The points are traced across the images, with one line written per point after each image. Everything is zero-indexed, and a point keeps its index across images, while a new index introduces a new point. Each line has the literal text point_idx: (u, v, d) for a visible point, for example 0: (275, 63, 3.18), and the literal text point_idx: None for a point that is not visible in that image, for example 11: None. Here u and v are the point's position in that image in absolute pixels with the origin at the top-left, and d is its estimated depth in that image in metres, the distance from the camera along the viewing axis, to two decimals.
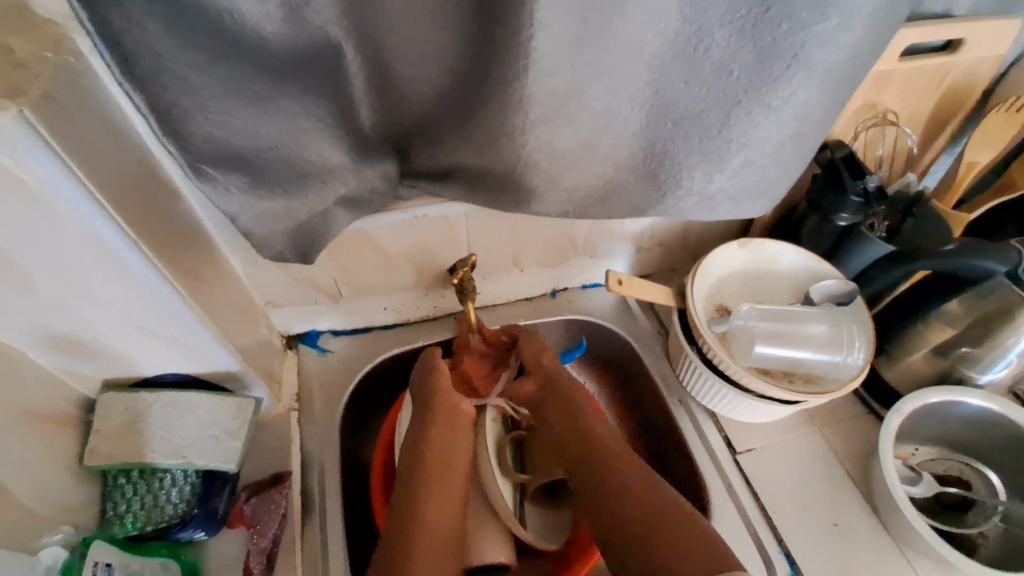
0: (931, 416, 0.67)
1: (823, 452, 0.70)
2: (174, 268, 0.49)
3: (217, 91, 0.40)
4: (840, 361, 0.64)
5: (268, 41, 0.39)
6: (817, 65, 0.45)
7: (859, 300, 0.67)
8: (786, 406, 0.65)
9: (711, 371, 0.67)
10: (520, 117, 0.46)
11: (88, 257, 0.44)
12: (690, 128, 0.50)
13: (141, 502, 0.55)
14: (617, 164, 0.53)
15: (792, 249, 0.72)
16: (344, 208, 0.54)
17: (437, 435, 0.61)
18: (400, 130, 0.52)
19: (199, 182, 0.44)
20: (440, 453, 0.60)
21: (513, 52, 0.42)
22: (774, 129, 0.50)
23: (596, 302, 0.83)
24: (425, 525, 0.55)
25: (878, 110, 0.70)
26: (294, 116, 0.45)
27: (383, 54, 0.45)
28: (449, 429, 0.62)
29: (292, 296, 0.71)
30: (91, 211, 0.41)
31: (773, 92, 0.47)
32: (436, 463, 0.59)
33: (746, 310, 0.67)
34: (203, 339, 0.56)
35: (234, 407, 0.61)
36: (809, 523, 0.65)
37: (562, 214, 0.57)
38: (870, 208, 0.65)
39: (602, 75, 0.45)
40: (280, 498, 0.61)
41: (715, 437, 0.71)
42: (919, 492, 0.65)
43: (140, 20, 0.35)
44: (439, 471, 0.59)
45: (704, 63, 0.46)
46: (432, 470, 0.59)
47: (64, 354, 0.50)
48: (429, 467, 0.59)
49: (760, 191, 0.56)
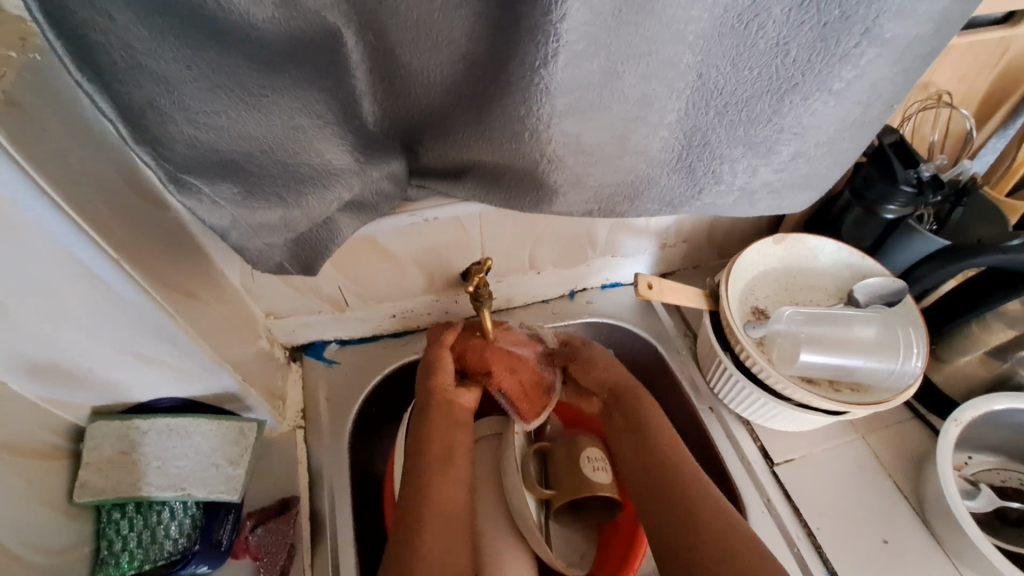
0: (990, 424, 0.62)
1: (867, 463, 0.66)
2: (163, 286, 0.44)
3: (202, 90, 0.34)
4: (895, 369, 0.59)
5: (260, 29, 0.34)
6: (890, 41, 0.40)
7: (909, 300, 0.62)
8: (830, 417, 0.60)
9: (748, 380, 0.62)
10: (546, 108, 0.40)
11: (66, 282, 0.39)
12: (736, 116, 0.45)
13: (138, 540, 0.51)
14: (652, 159, 0.48)
15: (832, 244, 0.66)
16: (348, 214, 0.49)
17: (442, 458, 0.58)
18: (409, 125, 0.47)
19: (181, 196, 0.39)
20: (439, 463, 0.58)
21: (538, 34, 0.36)
22: (834, 115, 0.44)
23: (618, 303, 0.79)
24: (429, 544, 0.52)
25: (930, 91, 0.65)
26: (291, 114, 0.39)
27: (388, 40, 0.39)
28: (446, 415, 0.61)
29: (295, 306, 0.66)
30: (71, 237, 0.37)
31: (836, 74, 0.41)
32: (439, 487, 0.56)
33: (789, 314, 0.62)
34: (200, 362, 0.51)
35: (236, 432, 0.57)
36: (856, 541, 0.61)
37: (585, 212, 0.52)
38: (923, 199, 0.59)
39: (639, 59, 0.39)
40: (288, 527, 0.58)
41: (750, 448, 0.66)
42: (977, 505, 0.61)
43: (104, 6, 0.29)
44: (441, 456, 0.58)
45: (756, 42, 0.40)
46: (436, 480, 0.56)
47: (48, 383, 0.46)
48: (429, 483, 0.56)
49: (808, 183, 0.51)
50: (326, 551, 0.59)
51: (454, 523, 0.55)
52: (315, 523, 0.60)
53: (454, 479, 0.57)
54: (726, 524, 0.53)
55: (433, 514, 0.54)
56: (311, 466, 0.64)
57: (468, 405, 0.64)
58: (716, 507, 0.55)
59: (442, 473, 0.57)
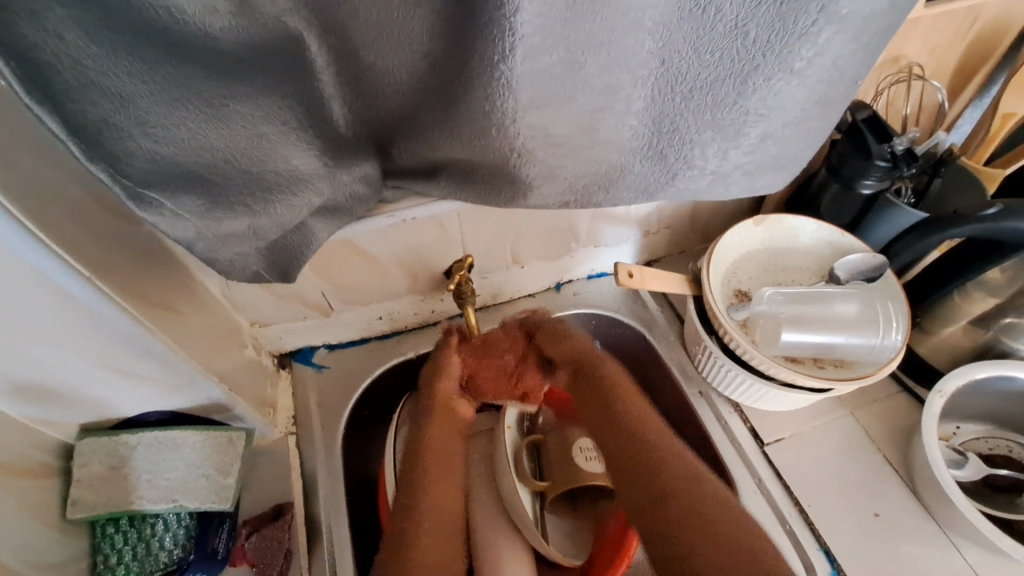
0: (976, 393, 0.62)
1: (857, 438, 0.66)
2: (140, 301, 0.45)
3: (157, 102, 0.34)
4: (877, 344, 0.59)
5: (215, 39, 0.34)
6: (847, 17, 0.40)
7: (890, 275, 0.62)
8: (816, 394, 0.60)
9: (734, 363, 0.62)
10: (510, 102, 0.40)
11: (38, 302, 0.39)
12: (702, 100, 0.44)
13: (133, 552, 0.52)
14: (622, 147, 0.48)
15: (812, 224, 0.66)
16: (323, 219, 0.49)
17: (433, 477, 0.60)
18: (379, 127, 0.47)
19: (143, 211, 0.38)
20: (437, 456, 0.62)
21: (494, 28, 0.36)
22: (799, 94, 0.44)
23: (604, 293, 0.79)
24: (423, 525, 0.56)
25: (901, 64, 0.65)
26: (252, 121, 0.39)
27: (348, 40, 0.38)
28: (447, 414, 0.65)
29: (279, 314, 0.66)
30: (42, 259, 0.37)
31: (797, 52, 0.41)
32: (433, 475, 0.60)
33: (770, 295, 0.62)
34: (183, 375, 0.51)
35: (225, 442, 0.57)
36: (848, 516, 0.61)
37: (561, 204, 0.52)
38: (899, 173, 0.59)
39: (599, 48, 0.39)
40: (282, 532, 0.58)
41: (740, 430, 0.67)
42: (965, 475, 0.61)
43: (55, 28, 0.29)
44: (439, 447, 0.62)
45: (715, 25, 0.40)
46: (429, 466, 0.60)
47: (31, 403, 0.46)
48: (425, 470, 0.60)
49: (779, 163, 0.51)
50: (323, 553, 0.59)
51: (445, 509, 0.58)
52: (311, 526, 0.61)
53: (445, 465, 0.62)
54: (718, 520, 0.55)
55: (430, 498, 0.58)
56: (304, 471, 0.64)
57: (466, 416, 0.67)
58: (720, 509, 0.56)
59: (438, 462, 0.61)
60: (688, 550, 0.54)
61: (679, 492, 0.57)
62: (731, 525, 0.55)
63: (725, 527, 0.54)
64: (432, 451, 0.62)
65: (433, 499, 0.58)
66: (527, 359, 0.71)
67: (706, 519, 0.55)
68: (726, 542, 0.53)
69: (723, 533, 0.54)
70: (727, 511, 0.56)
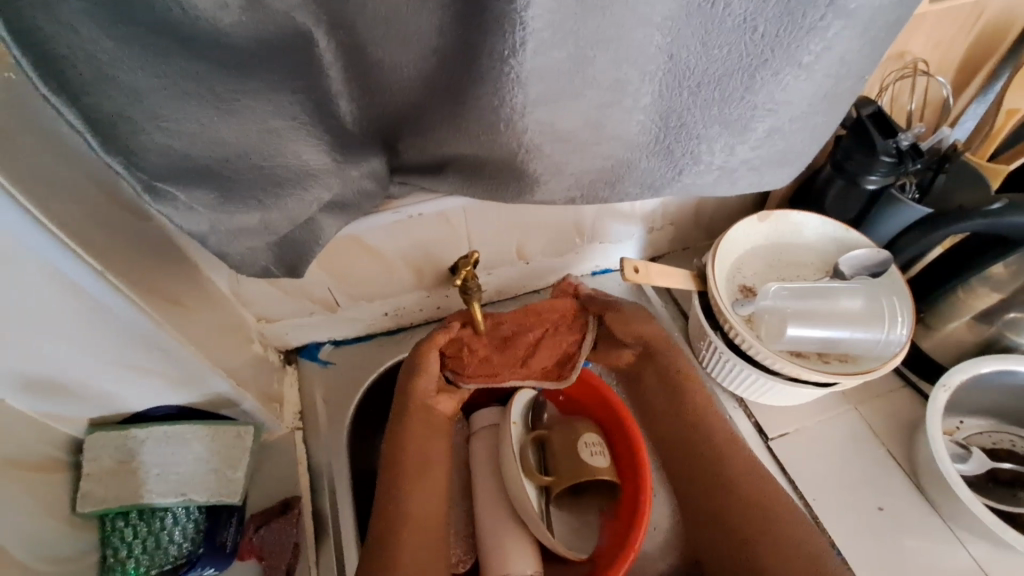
0: (979, 387, 0.63)
1: (861, 432, 0.66)
2: (150, 296, 0.45)
3: (170, 97, 0.34)
4: (882, 338, 0.60)
5: (227, 34, 0.34)
6: (856, 11, 0.40)
7: (895, 270, 0.62)
8: (821, 389, 0.60)
9: (739, 358, 0.63)
10: (520, 96, 0.40)
11: (51, 297, 0.39)
12: (710, 95, 0.45)
13: (143, 546, 0.52)
14: (630, 142, 0.48)
15: (818, 219, 0.67)
16: (331, 214, 0.49)
17: (414, 477, 0.59)
18: (386, 123, 0.47)
19: (158, 205, 0.39)
20: (416, 454, 0.60)
21: (505, 23, 0.36)
22: (807, 89, 0.45)
23: (609, 289, 0.79)
24: (408, 525, 0.56)
25: (907, 59, 0.65)
26: (263, 116, 0.39)
27: (357, 35, 0.38)
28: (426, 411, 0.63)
29: (286, 310, 0.66)
30: (56, 253, 0.37)
31: (805, 47, 0.41)
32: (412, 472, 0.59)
33: (774, 290, 0.63)
34: (192, 369, 0.51)
35: (233, 436, 0.57)
36: (852, 509, 0.62)
37: (568, 200, 0.52)
38: (904, 168, 0.59)
39: (609, 43, 0.39)
40: (292, 527, 0.58)
41: (745, 424, 0.67)
42: (969, 469, 0.62)
43: (71, 22, 0.29)
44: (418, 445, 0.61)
45: (724, 20, 0.40)
46: (409, 467, 0.59)
47: (42, 397, 0.46)
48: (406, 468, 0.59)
49: (786, 158, 0.51)
50: (330, 547, 0.60)
51: (427, 507, 0.58)
52: (318, 520, 0.61)
53: (426, 460, 0.61)
54: (770, 516, 0.56)
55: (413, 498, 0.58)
56: (311, 466, 0.65)
57: (445, 411, 0.65)
58: (772, 497, 0.57)
59: (416, 457, 0.60)
60: (745, 538, 0.56)
61: (733, 481, 0.58)
62: (782, 516, 0.55)
63: (777, 518, 0.55)
64: (410, 448, 0.60)
65: (414, 499, 0.58)
66: (551, 334, 0.68)
67: (764, 510, 0.56)
68: (780, 536, 0.54)
69: (776, 521, 0.55)
70: (779, 499, 0.57)
